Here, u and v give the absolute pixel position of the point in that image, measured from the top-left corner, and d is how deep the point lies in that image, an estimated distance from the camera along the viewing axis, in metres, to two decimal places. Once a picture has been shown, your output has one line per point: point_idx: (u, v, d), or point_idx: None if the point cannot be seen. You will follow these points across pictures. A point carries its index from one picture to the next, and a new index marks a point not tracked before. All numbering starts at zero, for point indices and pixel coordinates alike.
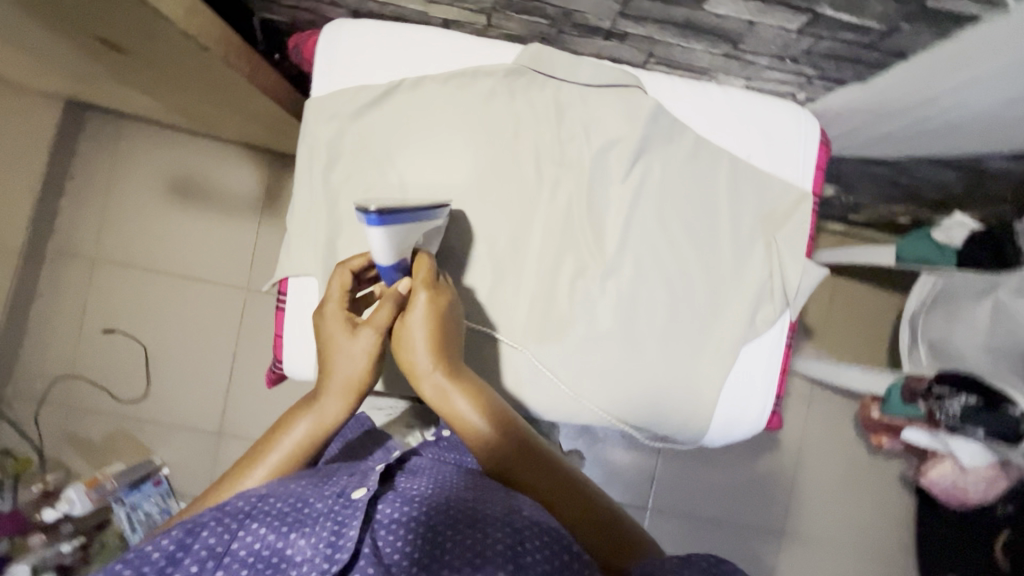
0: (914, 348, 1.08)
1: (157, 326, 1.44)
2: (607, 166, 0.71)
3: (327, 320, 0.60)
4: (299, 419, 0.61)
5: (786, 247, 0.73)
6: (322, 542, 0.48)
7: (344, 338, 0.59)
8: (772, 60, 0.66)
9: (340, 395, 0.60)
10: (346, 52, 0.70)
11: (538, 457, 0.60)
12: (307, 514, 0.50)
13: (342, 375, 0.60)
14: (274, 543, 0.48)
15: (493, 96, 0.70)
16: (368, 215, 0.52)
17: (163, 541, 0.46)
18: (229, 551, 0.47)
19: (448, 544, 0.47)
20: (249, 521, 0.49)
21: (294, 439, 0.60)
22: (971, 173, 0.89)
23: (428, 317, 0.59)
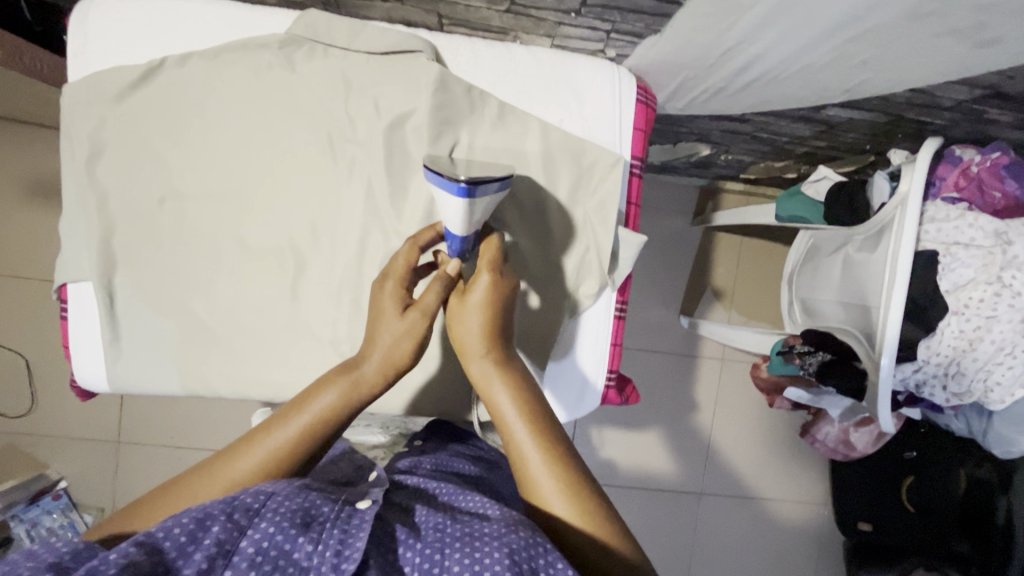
0: (790, 307, 1.07)
1: (36, 336, 1.36)
2: (405, 142, 0.66)
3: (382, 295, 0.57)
4: (330, 386, 0.54)
5: (602, 218, 0.68)
6: (329, 548, 0.41)
7: (393, 305, 0.56)
8: (558, 15, 0.61)
9: (380, 364, 0.55)
10: (100, 32, 0.63)
11: (577, 460, 0.51)
12: (315, 516, 0.43)
13: (384, 346, 0.55)
14: (282, 544, 0.40)
15: (268, 73, 0.64)
16: (458, 187, 0.54)
17: (174, 528, 0.39)
18: (237, 549, 0.40)
19: (447, 556, 0.42)
20: (258, 517, 0.41)
21: (317, 408, 0.52)
22: (821, 125, 0.85)
23: (482, 299, 0.57)
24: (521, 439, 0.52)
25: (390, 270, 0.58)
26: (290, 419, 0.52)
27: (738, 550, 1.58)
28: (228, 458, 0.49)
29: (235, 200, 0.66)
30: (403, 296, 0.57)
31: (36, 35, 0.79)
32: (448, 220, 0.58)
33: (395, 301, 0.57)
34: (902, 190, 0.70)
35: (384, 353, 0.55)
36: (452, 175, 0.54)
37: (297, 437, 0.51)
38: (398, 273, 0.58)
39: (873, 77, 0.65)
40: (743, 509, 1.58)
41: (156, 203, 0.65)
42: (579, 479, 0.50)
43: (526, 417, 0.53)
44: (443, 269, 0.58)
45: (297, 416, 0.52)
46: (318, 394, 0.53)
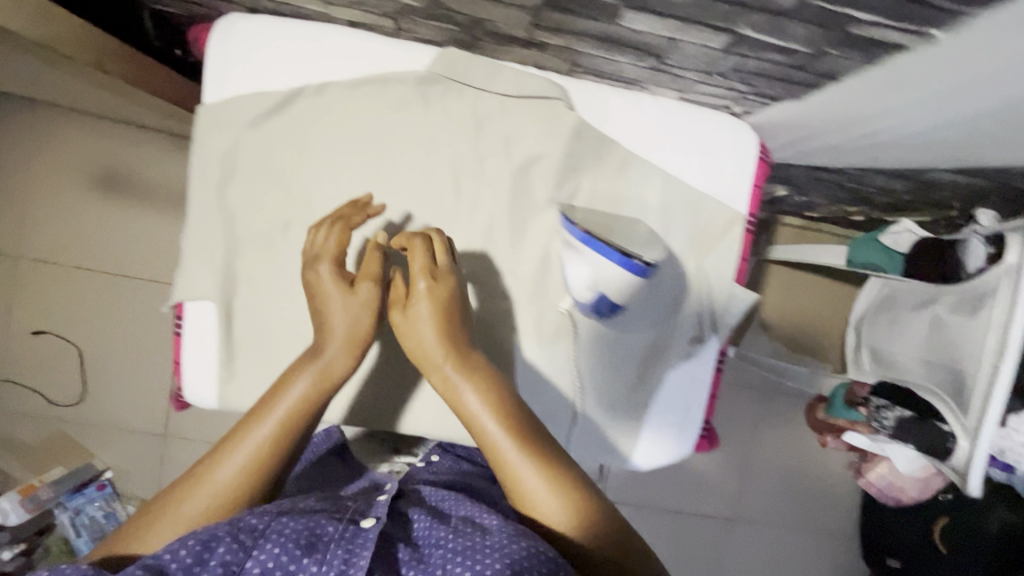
0: (857, 354, 1.08)
1: (91, 325, 1.37)
2: (530, 186, 0.66)
3: (325, 278, 0.58)
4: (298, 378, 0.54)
5: (717, 272, 0.69)
6: (333, 569, 0.42)
7: (341, 296, 0.57)
8: (699, 75, 0.60)
9: (343, 350, 0.56)
10: (241, 63, 0.63)
11: (549, 449, 0.52)
12: (319, 537, 0.44)
13: (342, 330, 0.57)
14: (288, 565, 0.42)
15: (402, 113, 0.64)
16: (644, 267, 0.61)
17: (182, 549, 0.41)
18: (243, 569, 0.41)
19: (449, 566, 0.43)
20: (262, 539, 0.43)
21: (290, 400, 0.53)
22: (917, 182, 0.86)
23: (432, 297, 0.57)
24: (488, 433, 0.52)
25: (320, 252, 0.60)
26: (265, 416, 0.52)
27: None
28: (210, 467, 0.49)
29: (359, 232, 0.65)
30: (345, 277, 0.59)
31: (153, 50, 0.78)
32: (598, 282, 0.63)
33: (338, 281, 0.58)
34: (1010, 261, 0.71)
35: (345, 341, 0.56)
36: (622, 250, 0.61)
37: (268, 440, 0.51)
38: (331, 254, 0.59)
39: (1001, 151, 0.65)
40: (772, 539, 1.59)
41: (279, 229, 0.65)
42: (556, 470, 0.50)
43: (494, 406, 0.53)
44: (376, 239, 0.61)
45: (271, 413, 0.52)
46: (290, 385, 0.53)
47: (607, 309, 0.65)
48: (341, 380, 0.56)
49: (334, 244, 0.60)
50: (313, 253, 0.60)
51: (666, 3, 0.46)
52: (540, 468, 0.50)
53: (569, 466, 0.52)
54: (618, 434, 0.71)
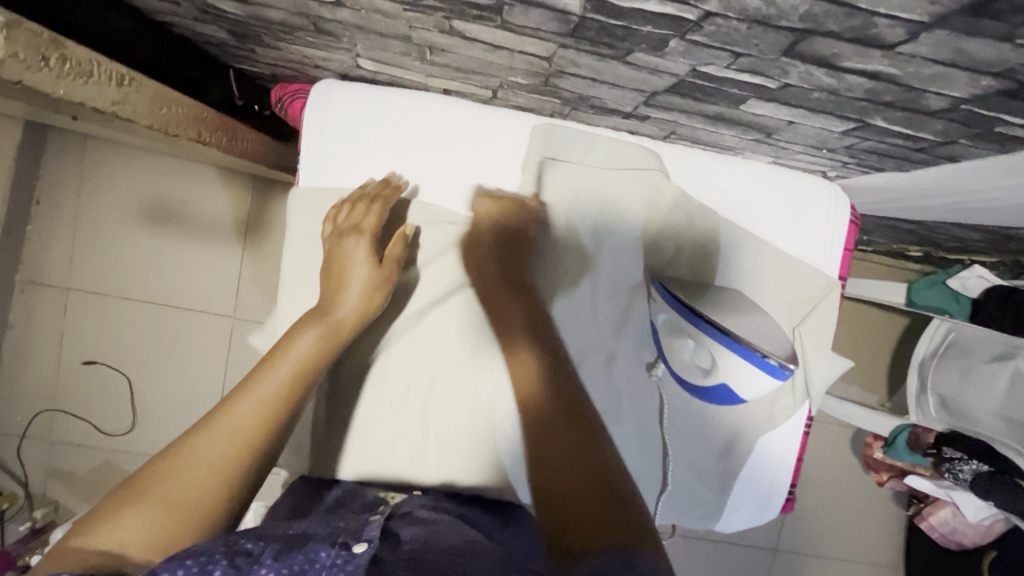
0: (922, 398, 1.04)
1: (141, 356, 1.38)
2: (622, 252, 0.67)
3: (350, 247, 0.61)
4: (309, 331, 0.56)
5: (811, 340, 0.68)
6: None
7: (365, 261, 0.60)
8: (807, 148, 0.59)
9: (356, 311, 0.59)
10: (340, 132, 0.64)
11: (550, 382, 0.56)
12: (311, 564, 0.39)
13: (355, 295, 0.59)
14: None
15: (500, 183, 0.65)
16: (787, 372, 0.56)
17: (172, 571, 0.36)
18: None
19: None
20: (257, 563, 0.39)
21: (298, 351, 0.55)
22: (996, 234, 0.85)
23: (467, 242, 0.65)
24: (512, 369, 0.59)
25: (360, 224, 0.61)
26: (274, 364, 0.53)
27: None
28: (224, 411, 0.49)
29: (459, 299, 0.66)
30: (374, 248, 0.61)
31: (235, 108, 0.75)
32: (729, 378, 0.58)
33: (366, 253, 0.61)
34: None
35: (359, 296, 0.59)
36: (751, 343, 0.56)
37: (279, 389, 0.52)
38: (368, 230, 0.61)
39: None
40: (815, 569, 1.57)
41: None
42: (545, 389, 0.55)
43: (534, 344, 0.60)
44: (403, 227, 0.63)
45: (281, 362, 0.54)
46: (299, 338, 0.56)
47: (727, 398, 0.62)
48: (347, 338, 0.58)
49: (373, 221, 0.61)
50: (350, 225, 0.61)
51: (801, 98, 0.45)
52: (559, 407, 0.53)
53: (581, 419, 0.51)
54: (707, 497, 0.71)
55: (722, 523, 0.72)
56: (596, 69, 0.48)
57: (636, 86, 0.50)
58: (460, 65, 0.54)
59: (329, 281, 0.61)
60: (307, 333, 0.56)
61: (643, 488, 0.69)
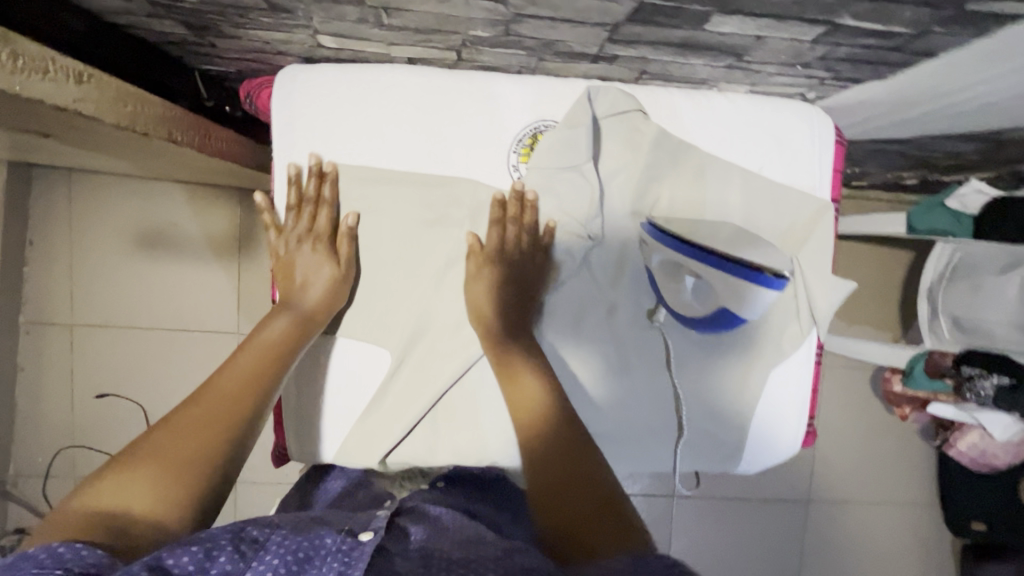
0: (934, 322, 1.04)
1: (152, 383, 1.38)
2: (609, 199, 0.65)
3: (302, 251, 0.62)
4: (275, 319, 0.59)
5: (807, 264, 0.67)
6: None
7: (324, 264, 0.62)
8: (781, 67, 0.58)
9: (323, 295, 0.61)
10: (308, 113, 0.62)
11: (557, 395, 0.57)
12: (317, 550, 0.41)
13: (320, 288, 0.61)
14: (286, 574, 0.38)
15: (476, 146, 0.64)
16: (782, 281, 0.56)
17: (183, 555, 0.36)
18: None
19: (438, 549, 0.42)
20: (261, 551, 0.39)
21: (268, 336, 0.57)
22: (990, 142, 0.83)
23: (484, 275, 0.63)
24: (530, 393, 0.57)
25: (314, 229, 0.63)
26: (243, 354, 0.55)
27: (846, 557, 1.57)
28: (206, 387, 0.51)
29: (452, 271, 0.65)
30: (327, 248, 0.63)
31: (207, 110, 0.76)
32: (727, 300, 0.59)
33: (325, 255, 0.62)
34: None
35: (324, 290, 0.61)
36: (750, 261, 0.56)
37: (254, 365, 0.54)
38: (322, 233, 0.62)
39: None
40: (849, 516, 1.56)
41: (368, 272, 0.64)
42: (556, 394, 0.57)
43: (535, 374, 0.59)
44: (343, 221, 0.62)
45: (253, 346, 0.56)
46: (266, 325, 0.58)
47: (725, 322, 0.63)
48: (319, 327, 0.61)
49: (324, 225, 0.63)
50: (306, 230, 0.63)
51: (765, 4, 0.45)
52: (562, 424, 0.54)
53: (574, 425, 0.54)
54: (725, 440, 0.70)
55: (742, 466, 0.71)
56: (554, 5, 0.47)
57: (597, 19, 0.50)
58: (418, 25, 0.54)
59: (288, 281, 0.62)
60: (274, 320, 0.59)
61: (660, 437, 0.69)
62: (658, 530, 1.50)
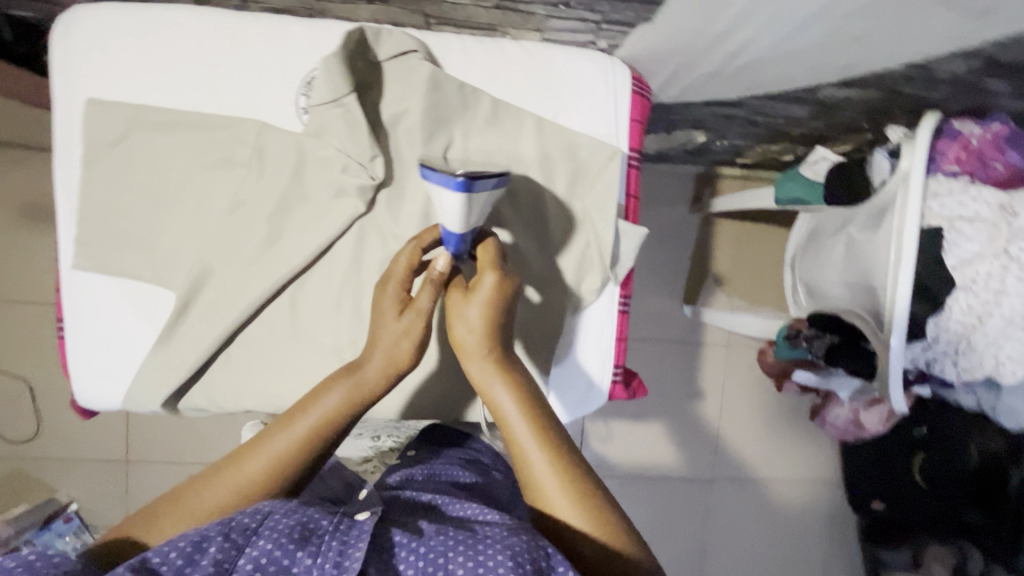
0: (794, 291, 1.06)
1: (39, 358, 1.35)
2: (399, 143, 0.66)
3: (381, 296, 0.56)
4: (335, 387, 0.53)
5: (601, 211, 0.68)
6: (328, 561, 0.40)
7: (391, 308, 0.55)
8: (547, 8, 0.60)
9: (385, 365, 0.54)
10: (85, 49, 0.62)
11: (564, 437, 0.52)
12: (313, 529, 0.43)
13: (385, 347, 0.55)
14: (280, 560, 0.40)
15: (263, 87, 0.64)
16: (456, 181, 0.53)
17: (170, 551, 0.40)
18: (236, 566, 0.40)
19: (450, 560, 0.41)
20: (255, 536, 0.41)
21: (324, 407, 0.52)
22: (816, 105, 0.85)
23: (486, 295, 0.55)
24: (528, 454, 0.51)
25: (391, 272, 0.56)
26: (296, 420, 0.52)
27: (750, 537, 1.57)
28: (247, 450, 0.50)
29: (238, 212, 0.64)
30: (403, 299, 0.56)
31: None
32: (440, 216, 0.56)
33: (393, 302, 0.55)
34: (904, 168, 0.70)
35: (389, 352, 0.54)
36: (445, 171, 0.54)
37: (297, 442, 0.51)
38: (399, 275, 0.56)
39: (867, 54, 0.64)
40: (753, 496, 1.57)
41: (151, 212, 0.64)
42: (558, 447, 0.51)
43: (538, 429, 0.52)
44: (434, 269, 0.55)
45: (302, 416, 0.52)
46: (325, 393, 0.53)
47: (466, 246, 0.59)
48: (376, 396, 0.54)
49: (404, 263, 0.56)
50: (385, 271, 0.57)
51: None
52: (559, 469, 0.50)
53: (597, 479, 0.51)
54: None
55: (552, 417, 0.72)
56: None
57: None
58: None
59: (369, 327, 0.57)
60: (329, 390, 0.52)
61: None
62: None
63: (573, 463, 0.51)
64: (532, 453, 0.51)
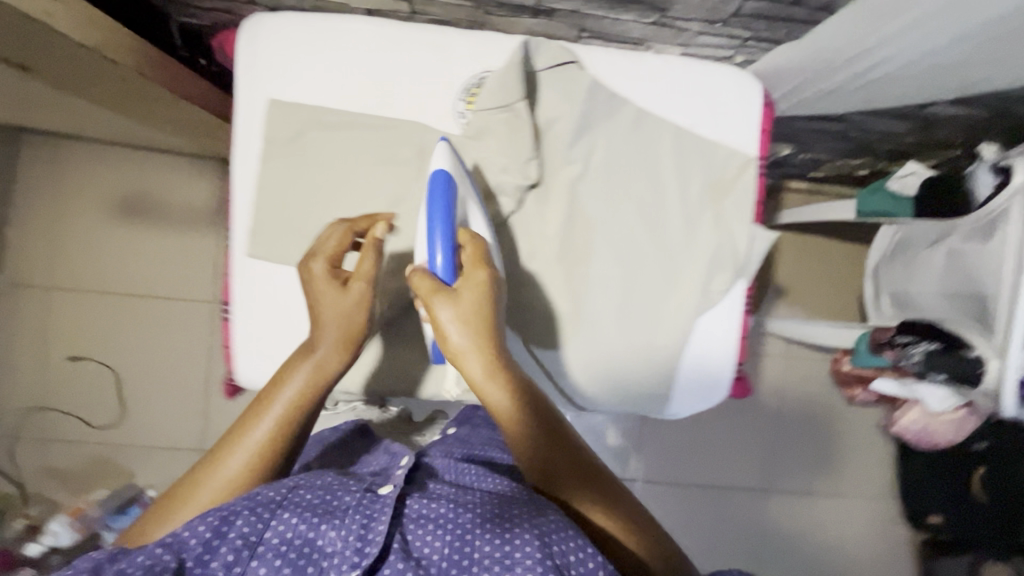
0: (878, 299, 1.10)
1: (129, 347, 1.39)
2: (548, 148, 0.70)
3: (317, 280, 0.59)
4: (298, 368, 0.56)
5: (735, 215, 0.72)
6: (352, 534, 0.44)
7: (331, 287, 0.58)
8: (703, 25, 0.63)
9: (337, 344, 0.57)
10: (269, 55, 0.67)
11: (544, 420, 0.56)
12: (337, 505, 0.47)
13: (334, 322, 0.57)
14: (305, 533, 0.45)
15: (426, 91, 0.69)
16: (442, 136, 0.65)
17: (199, 525, 0.44)
18: (262, 539, 0.44)
19: (477, 537, 0.44)
20: (279, 509, 0.46)
21: (291, 394, 0.55)
22: (918, 121, 0.89)
23: (473, 297, 0.55)
24: (527, 444, 0.55)
25: (320, 248, 0.60)
26: (265, 411, 0.54)
27: (808, 549, 1.57)
28: (234, 438, 0.53)
29: (398, 207, 0.69)
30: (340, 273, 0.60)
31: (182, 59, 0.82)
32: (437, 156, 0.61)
33: (327, 279, 0.59)
34: (1017, 181, 0.75)
35: (340, 328, 0.57)
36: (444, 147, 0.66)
37: (274, 424, 0.54)
38: (327, 253, 0.60)
39: (993, 73, 0.68)
40: (811, 506, 1.58)
41: (319, 205, 0.68)
42: (545, 435, 0.55)
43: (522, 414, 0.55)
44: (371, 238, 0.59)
45: (275, 402, 0.55)
46: (289, 375, 0.56)
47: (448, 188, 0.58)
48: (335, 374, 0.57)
49: (333, 246, 0.60)
50: (315, 250, 0.61)
51: None
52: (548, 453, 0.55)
53: (576, 461, 0.56)
54: (657, 383, 0.73)
55: (675, 412, 0.75)
56: None
57: None
58: None
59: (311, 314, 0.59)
60: (293, 372, 0.55)
61: (597, 373, 0.72)
62: None
63: (557, 450, 0.55)
64: (524, 436, 0.55)
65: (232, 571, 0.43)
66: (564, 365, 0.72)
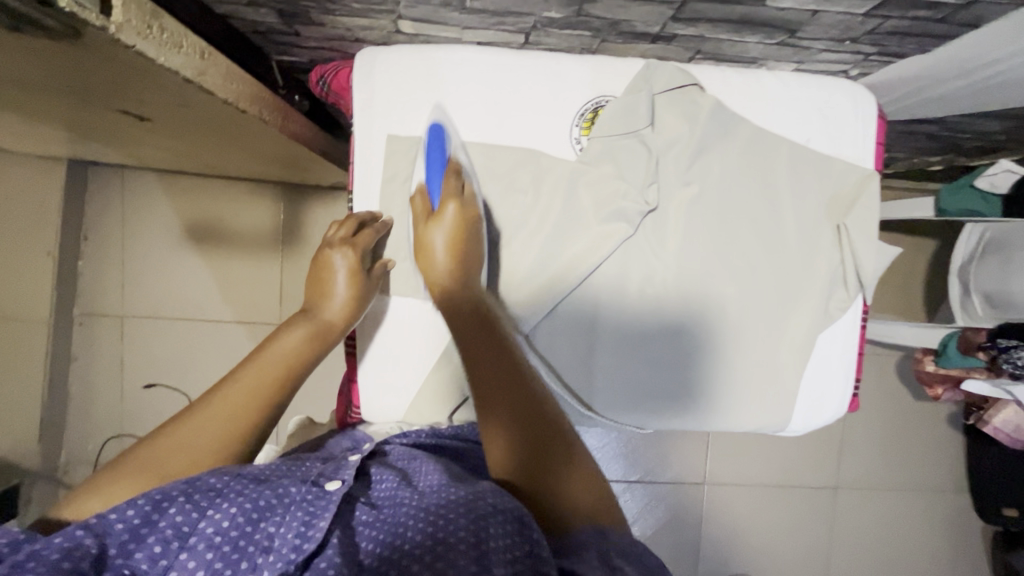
0: (966, 299, 1.08)
1: (202, 375, 1.33)
2: (664, 171, 0.70)
3: (330, 256, 0.64)
4: (296, 330, 0.59)
5: (859, 231, 0.71)
6: (290, 531, 0.41)
7: (348, 270, 0.64)
8: (831, 43, 0.64)
9: (344, 311, 0.63)
10: (386, 90, 0.68)
11: (496, 332, 0.53)
12: (279, 497, 0.43)
13: (337, 308, 0.63)
14: (243, 525, 0.41)
15: (542, 120, 0.69)
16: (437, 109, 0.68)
17: (128, 508, 0.39)
18: (195, 530, 0.40)
19: (408, 526, 0.40)
20: (219, 499, 0.41)
21: (288, 348, 0.57)
22: (1017, 119, 0.87)
23: (453, 220, 0.61)
24: (476, 354, 0.51)
25: (332, 236, 0.65)
26: (261, 360, 0.55)
27: (880, 546, 1.55)
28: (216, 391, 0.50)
29: (516, 236, 0.69)
30: (354, 265, 0.64)
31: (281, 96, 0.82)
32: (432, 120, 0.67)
33: (338, 262, 0.64)
34: None
35: (347, 300, 0.63)
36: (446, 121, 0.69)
37: (274, 374, 0.54)
38: (342, 240, 0.65)
39: None
40: (885, 503, 1.55)
41: None
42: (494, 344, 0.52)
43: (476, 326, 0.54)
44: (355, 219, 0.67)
45: (269, 357, 0.55)
46: (286, 335, 0.58)
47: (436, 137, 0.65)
48: (334, 339, 0.62)
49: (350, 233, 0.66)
50: (339, 239, 0.65)
51: None
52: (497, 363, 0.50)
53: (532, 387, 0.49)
54: (781, 405, 0.73)
55: (794, 430, 0.75)
56: None
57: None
58: (497, 7, 0.61)
59: (314, 287, 0.64)
60: (294, 331, 0.58)
61: (722, 399, 0.72)
62: (697, 519, 1.48)
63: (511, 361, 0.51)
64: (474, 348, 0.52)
65: (157, 564, 0.39)
66: (684, 390, 0.71)
